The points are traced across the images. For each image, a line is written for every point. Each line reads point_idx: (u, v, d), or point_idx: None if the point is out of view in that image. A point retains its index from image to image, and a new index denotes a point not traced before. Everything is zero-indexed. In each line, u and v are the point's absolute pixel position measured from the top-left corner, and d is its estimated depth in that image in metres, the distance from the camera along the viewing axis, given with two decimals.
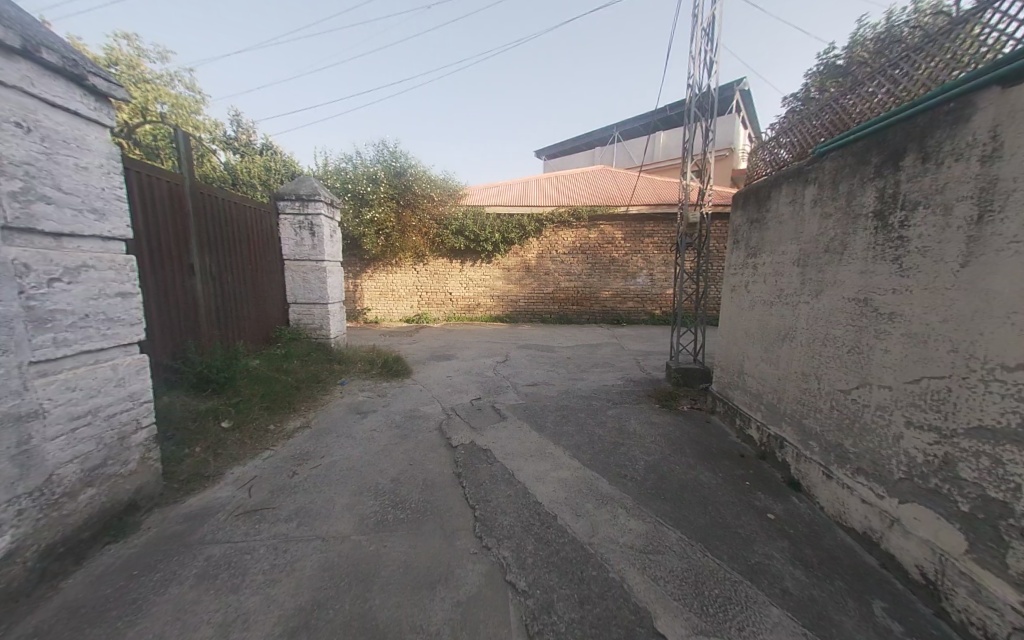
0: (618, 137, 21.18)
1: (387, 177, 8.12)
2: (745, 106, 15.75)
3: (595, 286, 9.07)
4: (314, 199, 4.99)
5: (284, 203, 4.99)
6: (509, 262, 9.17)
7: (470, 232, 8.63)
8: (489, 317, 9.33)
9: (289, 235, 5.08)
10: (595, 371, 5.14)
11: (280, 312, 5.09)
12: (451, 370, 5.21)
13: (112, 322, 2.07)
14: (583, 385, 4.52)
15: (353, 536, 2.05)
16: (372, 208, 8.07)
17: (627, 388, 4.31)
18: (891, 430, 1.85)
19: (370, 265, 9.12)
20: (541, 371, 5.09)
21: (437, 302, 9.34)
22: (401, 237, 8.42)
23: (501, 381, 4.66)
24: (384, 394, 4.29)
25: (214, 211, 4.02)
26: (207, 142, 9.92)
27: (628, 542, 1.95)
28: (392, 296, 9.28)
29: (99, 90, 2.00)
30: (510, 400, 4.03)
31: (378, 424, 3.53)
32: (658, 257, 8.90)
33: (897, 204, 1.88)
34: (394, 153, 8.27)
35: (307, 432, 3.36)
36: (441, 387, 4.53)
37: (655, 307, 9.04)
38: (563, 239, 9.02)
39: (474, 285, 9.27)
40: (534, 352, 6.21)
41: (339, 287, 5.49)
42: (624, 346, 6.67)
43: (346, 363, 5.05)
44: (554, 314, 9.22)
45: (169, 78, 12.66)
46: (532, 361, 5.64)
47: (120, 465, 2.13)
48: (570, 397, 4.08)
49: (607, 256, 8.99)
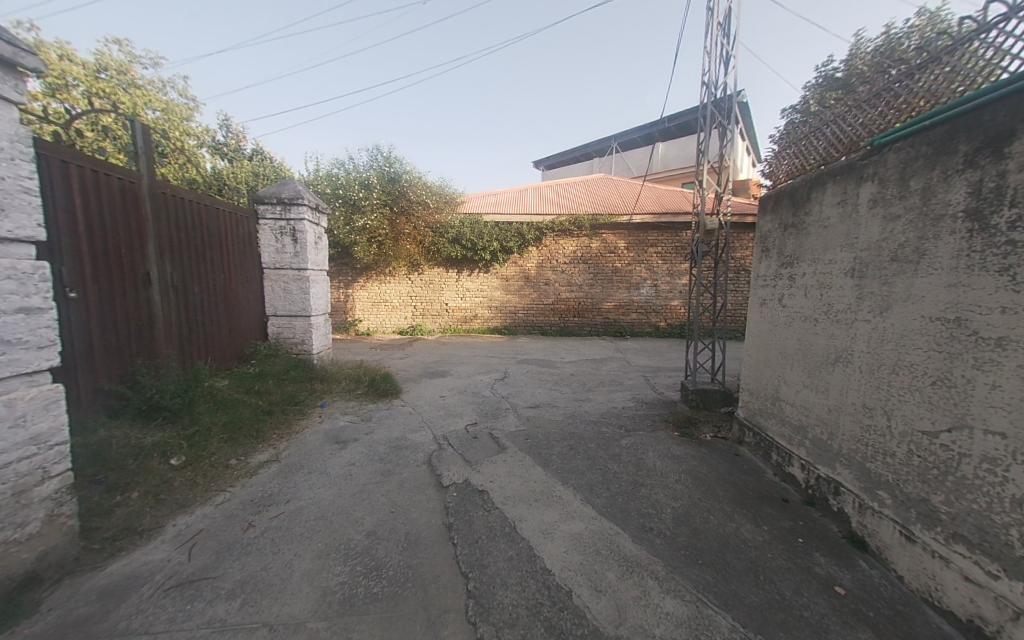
0: (616, 148, 21.08)
1: (380, 183, 7.73)
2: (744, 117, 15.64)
3: (598, 296, 8.68)
4: (298, 203, 4.58)
5: (265, 208, 4.59)
6: (507, 272, 8.78)
7: (467, 240, 8.24)
8: (487, 328, 8.91)
9: (270, 242, 4.66)
10: (602, 390, 4.71)
11: (257, 326, 4.65)
12: (445, 389, 4.76)
13: (7, 345, 1.63)
14: (591, 407, 4.07)
15: (310, 622, 1.59)
16: (363, 215, 7.66)
17: (640, 411, 3.88)
18: (1007, 491, 1.42)
19: (362, 275, 8.70)
20: (544, 390, 4.66)
21: (432, 313, 8.91)
22: (394, 245, 8.02)
23: (499, 403, 4.22)
24: (369, 419, 3.83)
25: (180, 213, 3.60)
26: (195, 148, 9.53)
27: (666, 634, 1.51)
28: (385, 307, 8.85)
29: (4, 56, 1.61)
30: (509, 426, 3.59)
31: (358, 456, 3.07)
32: (663, 267, 8.53)
33: (1003, 200, 1.49)
34: (388, 157, 7.90)
35: (274, 467, 2.89)
36: (433, 410, 4.07)
37: (660, 319, 8.65)
38: (564, 248, 8.66)
39: (471, 296, 8.86)
40: (536, 368, 5.77)
41: (324, 299, 5.06)
42: (631, 361, 6.25)
43: (329, 381, 4.59)
44: (554, 326, 8.81)
45: (161, 84, 12.37)
46: (533, 378, 5.20)
47: (12, 529, 1.66)
48: (576, 423, 3.64)
49: (610, 266, 8.62)
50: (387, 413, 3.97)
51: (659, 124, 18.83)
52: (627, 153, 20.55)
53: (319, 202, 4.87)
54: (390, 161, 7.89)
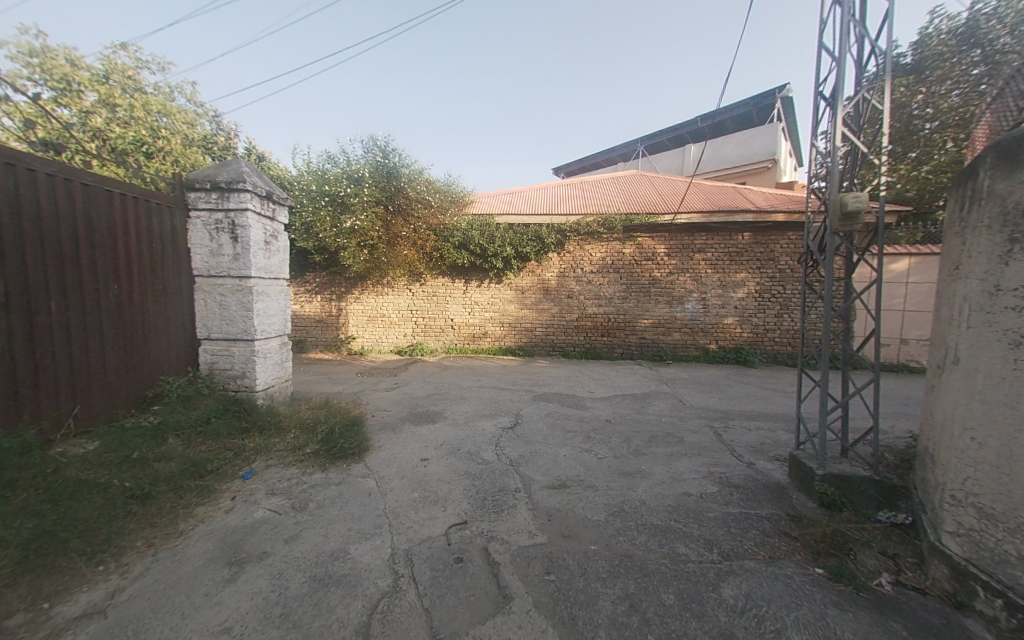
0: (644, 152, 19.66)
1: (374, 177, 6.47)
2: None
3: (633, 312, 7.21)
4: (238, 188, 3.39)
5: (197, 196, 3.42)
6: (523, 282, 7.43)
7: (476, 245, 6.95)
8: (499, 349, 7.53)
9: (202, 240, 3.46)
10: (658, 453, 3.22)
11: (182, 353, 3.42)
12: (431, 444, 3.37)
13: None
14: (649, 492, 2.59)
15: None
16: (353, 214, 6.37)
17: (734, 510, 2.38)
18: None
19: (357, 285, 7.59)
20: (572, 453, 3.20)
21: (436, 331, 7.62)
22: (389, 250, 6.72)
23: (505, 478, 2.78)
24: (303, 508, 2.46)
25: (37, 196, 2.49)
26: (184, 148, 8.62)
27: None
28: (382, 322, 7.68)
29: None
30: (519, 535, 2.16)
31: (248, 607, 1.72)
32: (714, 277, 6.99)
33: None
34: (385, 147, 6.61)
35: (84, 633, 1.59)
36: (406, 488, 2.68)
37: (709, 340, 7.06)
38: (591, 254, 7.26)
39: (480, 310, 7.54)
40: (558, 409, 4.31)
41: (279, 316, 3.84)
42: (685, 401, 4.71)
43: (272, 432, 3.30)
44: (579, 347, 7.37)
45: (169, 91, 11.89)
46: (556, 429, 3.74)
47: None
48: (632, 532, 2.19)
49: (648, 275, 7.15)
50: (335, 496, 2.58)
51: (691, 124, 17.31)
52: (656, 157, 19.02)
53: (273, 188, 3.69)
54: (388, 152, 6.61)
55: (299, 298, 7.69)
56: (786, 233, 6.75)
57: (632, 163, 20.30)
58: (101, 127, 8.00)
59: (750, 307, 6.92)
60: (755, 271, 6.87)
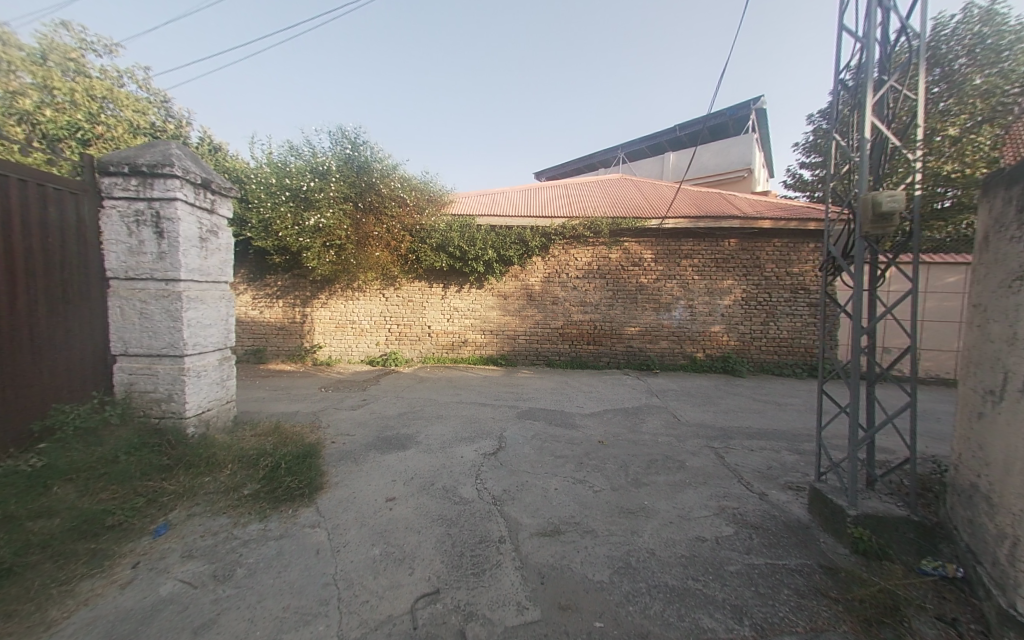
0: (624, 158, 19.69)
1: (341, 171, 5.91)
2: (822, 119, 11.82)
3: (619, 319, 6.90)
4: (164, 173, 2.81)
5: (113, 182, 2.83)
6: (505, 288, 7.01)
7: (455, 248, 6.47)
8: (479, 358, 7.07)
9: (118, 236, 2.86)
10: (659, 483, 2.84)
11: (90, 374, 2.81)
12: (398, 478, 2.86)
13: None
14: (657, 538, 2.19)
15: None
16: (317, 211, 5.77)
17: (758, 562, 2.00)
18: None
19: (324, 289, 6.98)
20: (563, 486, 2.76)
21: (411, 339, 7.08)
22: (358, 252, 6.11)
23: (486, 525, 2.31)
24: (227, 577, 1.93)
25: None
26: (127, 136, 7.72)
27: None
28: (352, 330, 7.07)
29: None
30: (504, 609, 1.71)
31: None
32: (701, 284, 6.77)
33: None
34: (354, 139, 6.04)
35: None
36: (364, 542, 2.18)
37: (696, 349, 6.82)
38: (576, 259, 6.93)
39: (459, 317, 7.05)
40: (545, 429, 3.88)
41: (218, 327, 3.26)
42: (679, 416, 4.37)
43: (202, 469, 2.72)
44: (563, 356, 7.00)
45: (117, 75, 10.82)
46: (544, 454, 3.30)
47: None
48: (643, 598, 1.77)
49: (634, 281, 6.87)
50: (271, 559, 2.05)
51: (670, 131, 17.43)
52: (636, 163, 19.07)
53: (211, 176, 3.13)
54: (358, 145, 6.05)
55: (259, 302, 7.00)
56: (772, 239, 6.61)
57: (612, 169, 20.29)
58: (27, 109, 7.03)
59: (737, 314, 6.73)
60: (742, 278, 6.69)
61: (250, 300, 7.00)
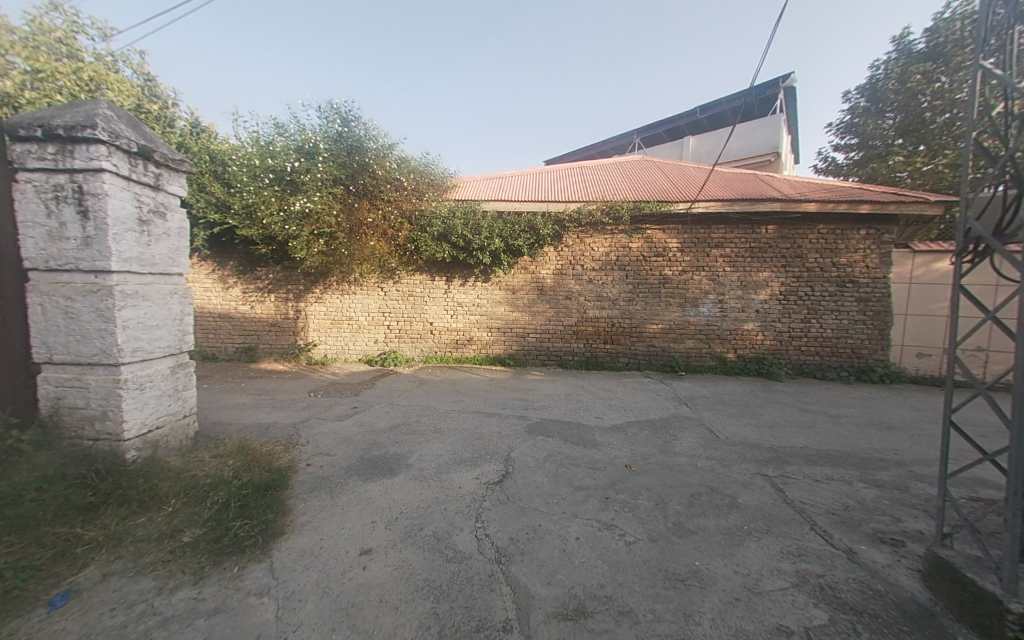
0: (639, 145, 18.75)
1: (331, 151, 5.34)
2: (869, 89, 10.37)
3: (640, 315, 6.23)
4: (86, 137, 2.27)
5: (26, 149, 2.30)
6: (514, 281, 6.39)
7: (458, 236, 5.85)
8: (485, 357, 6.48)
9: (35, 216, 2.34)
10: (710, 531, 2.20)
11: (4, 385, 2.32)
12: (378, 519, 2.28)
13: None
14: (721, 627, 1.57)
15: None
16: (305, 195, 5.20)
17: None
18: None
19: (318, 283, 6.46)
20: (585, 535, 2.15)
21: (412, 336, 6.53)
22: (351, 241, 5.52)
23: (486, 600, 1.72)
24: None
25: None
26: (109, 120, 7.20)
27: None
28: (348, 327, 6.54)
29: None
30: None
31: None
32: (732, 276, 6.06)
33: None
34: (346, 115, 5.44)
35: None
36: (322, 625, 1.61)
37: (726, 349, 6.13)
38: (592, 249, 6.26)
39: (464, 313, 6.46)
40: (559, 448, 3.27)
41: (169, 327, 2.73)
42: (716, 432, 3.71)
43: (136, 508, 2.19)
44: (578, 356, 6.37)
45: (106, 60, 10.29)
46: (559, 483, 2.70)
47: None
48: None
49: (657, 273, 6.18)
50: None
51: (689, 115, 16.45)
52: (652, 150, 18.13)
53: (153, 143, 2.59)
54: (350, 122, 5.45)
55: (250, 297, 6.51)
56: (815, 225, 5.86)
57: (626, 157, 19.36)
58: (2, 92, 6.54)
59: (774, 310, 6.00)
60: (780, 269, 5.96)
61: (240, 294, 6.51)
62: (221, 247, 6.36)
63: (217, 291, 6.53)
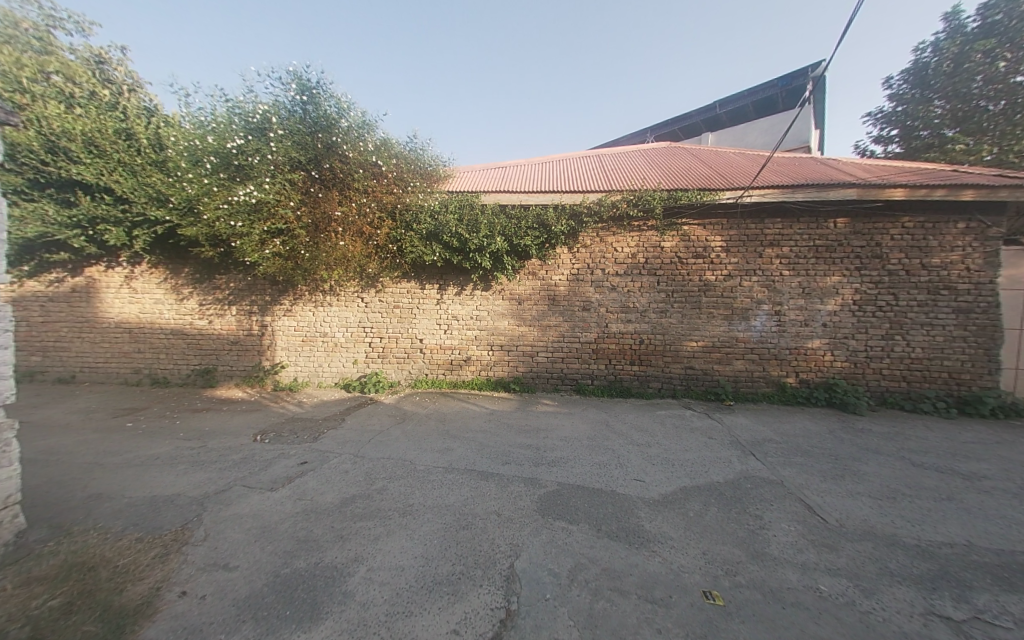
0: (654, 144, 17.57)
1: (290, 131, 4.32)
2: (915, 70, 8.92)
3: (675, 330, 5.06)
4: None
5: None
6: (520, 288, 5.27)
7: (450, 235, 4.76)
8: (485, 381, 5.34)
9: None
10: None
11: None
12: None
13: None
14: None
15: None
16: (257, 183, 4.18)
17: None
18: None
19: (287, 292, 5.41)
20: None
21: (397, 356, 5.42)
22: (317, 241, 4.46)
23: None
24: None
25: None
26: None
27: None
28: (322, 344, 5.46)
29: None
30: None
31: None
32: (792, 280, 4.86)
33: None
34: (309, 87, 4.38)
35: None
36: None
37: (785, 372, 4.91)
38: (615, 249, 5.13)
39: (460, 327, 5.35)
40: (590, 551, 2.10)
41: None
42: (819, 513, 2.51)
43: None
44: (599, 380, 5.21)
45: None
46: None
47: None
48: None
49: (696, 279, 5.02)
50: None
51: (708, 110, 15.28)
52: None
53: None
54: (314, 95, 4.39)
55: (207, 310, 5.48)
56: (898, 217, 4.66)
57: None
58: None
59: (846, 323, 4.78)
60: (853, 272, 4.76)
61: (196, 306, 5.49)
62: (171, 251, 5.35)
63: (169, 303, 5.51)
